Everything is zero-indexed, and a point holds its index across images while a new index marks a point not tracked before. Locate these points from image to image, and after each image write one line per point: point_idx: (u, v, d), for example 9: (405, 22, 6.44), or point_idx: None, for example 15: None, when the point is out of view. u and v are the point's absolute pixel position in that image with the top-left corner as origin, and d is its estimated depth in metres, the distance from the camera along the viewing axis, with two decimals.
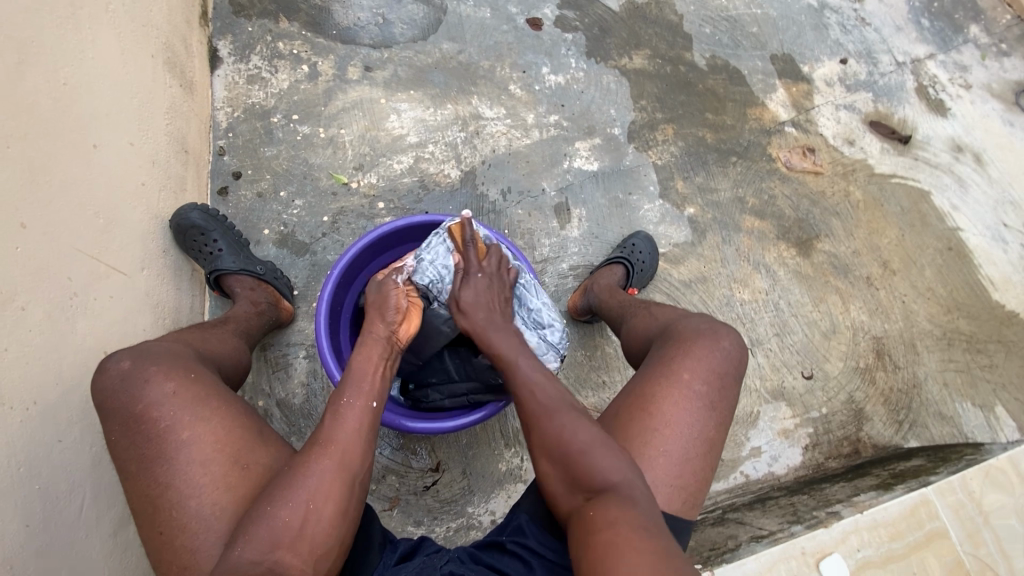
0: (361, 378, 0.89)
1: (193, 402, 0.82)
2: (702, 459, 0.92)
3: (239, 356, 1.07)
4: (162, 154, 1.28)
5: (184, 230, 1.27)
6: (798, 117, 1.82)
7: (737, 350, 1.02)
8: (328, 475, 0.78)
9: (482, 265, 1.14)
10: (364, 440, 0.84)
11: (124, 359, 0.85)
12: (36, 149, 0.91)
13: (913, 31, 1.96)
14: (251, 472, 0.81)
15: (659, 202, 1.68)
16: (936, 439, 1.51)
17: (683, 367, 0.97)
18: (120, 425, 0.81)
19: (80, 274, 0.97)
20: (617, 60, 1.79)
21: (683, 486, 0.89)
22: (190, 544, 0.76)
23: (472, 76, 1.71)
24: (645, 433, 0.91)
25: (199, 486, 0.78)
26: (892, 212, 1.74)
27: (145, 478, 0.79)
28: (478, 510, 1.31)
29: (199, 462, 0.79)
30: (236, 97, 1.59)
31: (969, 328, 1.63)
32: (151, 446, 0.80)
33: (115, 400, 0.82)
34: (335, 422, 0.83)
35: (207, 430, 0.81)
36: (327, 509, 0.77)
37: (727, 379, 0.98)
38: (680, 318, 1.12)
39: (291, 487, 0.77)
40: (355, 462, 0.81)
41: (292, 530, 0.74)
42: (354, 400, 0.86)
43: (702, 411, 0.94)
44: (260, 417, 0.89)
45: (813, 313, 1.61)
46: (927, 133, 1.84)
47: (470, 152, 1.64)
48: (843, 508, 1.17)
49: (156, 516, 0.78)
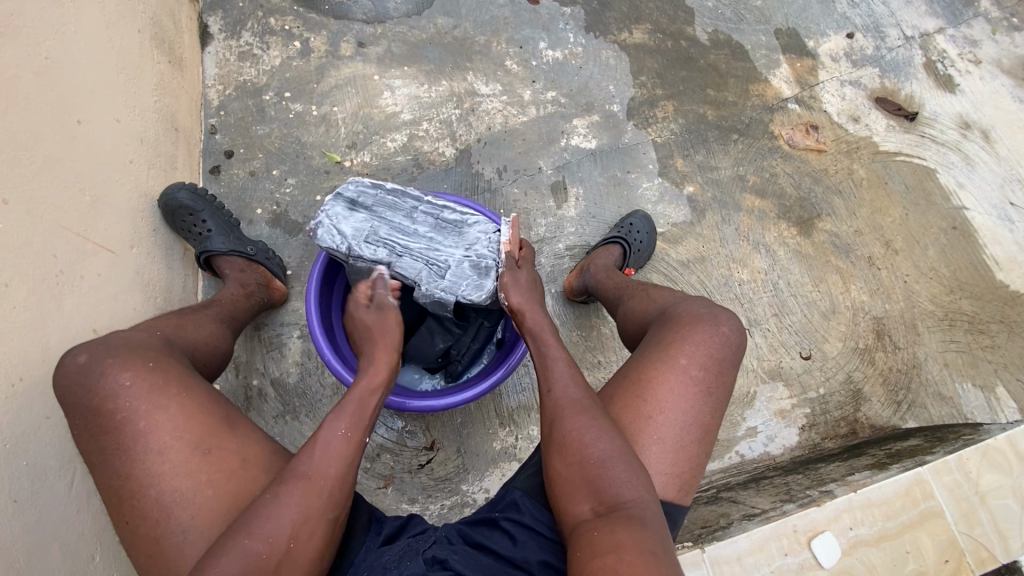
0: (344, 412, 0.84)
1: (151, 391, 0.81)
2: (696, 446, 0.91)
3: (218, 343, 1.06)
4: (151, 132, 1.26)
5: (172, 210, 1.25)
6: (802, 94, 1.78)
7: (736, 336, 1.00)
8: (310, 507, 0.75)
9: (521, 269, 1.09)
10: (346, 475, 0.79)
11: (81, 353, 0.83)
12: (18, 125, 0.90)
13: (922, 4, 1.90)
14: (215, 460, 0.80)
15: (658, 181, 1.65)
16: (935, 419, 1.49)
17: (680, 352, 0.95)
18: (81, 417, 0.81)
19: (66, 252, 0.96)
20: (617, 35, 1.75)
21: (677, 473, 0.88)
22: (156, 532, 0.76)
23: (467, 52, 1.67)
24: (639, 419, 0.90)
25: (159, 474, 0.77)
26: (897, 191, 1.71)
27: (109, 470, 0.79)
28: (472, 488, 1.31)
29: (157, 450, 0.78)
30: (228, 74, 1.57)
31: (972, 309, 1.61)
32: (111, 437, 0.79)
33: (74, 395, 0.81)
34: (318, 455, 0.79)
35: (165, 418, 0.80)
36: (308, 543, 0.74)
37: (725, 365, 0.96)
38: (679, 301, 1.09)
39: (266, 515, 0.74)
40: (337, 497, 0.78)
41: (269, 561, 0.71)
42: (336, 434, 0.81)
43: (698, 397, 0.92)
44: (227, 403, 0.87)
45: (813, 293, 1.59)
46: (934, 109, 1.79)
47: (465, 130, 1.61)
48: (837, 486, 1.16)
49: (122, 506, 0.78)
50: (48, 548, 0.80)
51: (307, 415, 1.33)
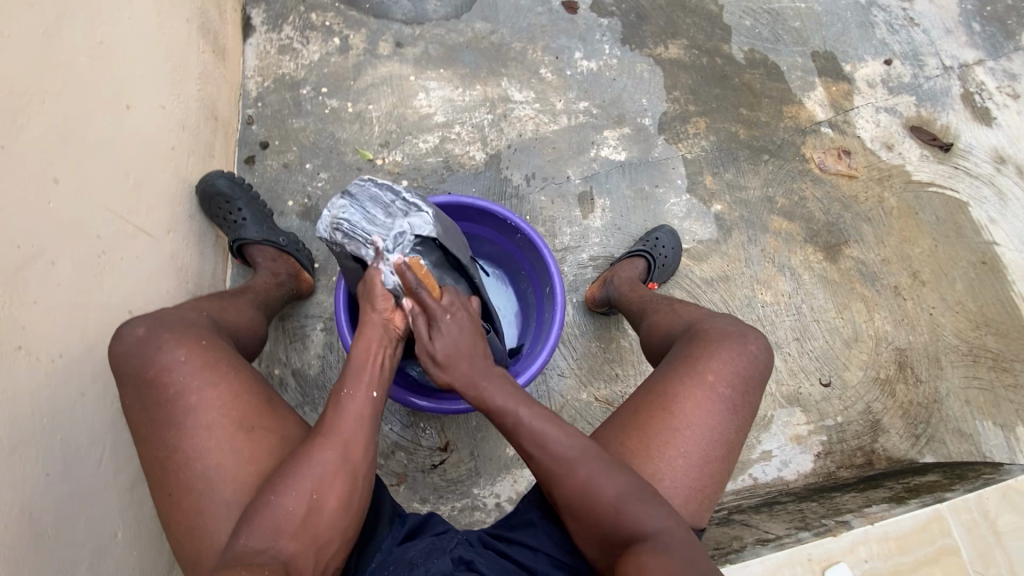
0: (359, 369, 0.87)
1: (203, 368, 0.83)
2: (720, 462, 0.91)
3: (256, 326, 1.08)
4: (192, 120, 1.28)
5: (209, 197, 1.28)
6: (835, 118, 1.77)
7: (764, 356, 1.00)
8: (331, 467, 0.79)
9: (444, 306, 0.93)
10: (366, 432, 0.83)
11: (140, 326, 0.85)
12: (72, 107, 0.92)
13: (963, 35, 1.88)
14: (257, 437, 0.82)
15: (686, 197, 1.65)
16: (953, 456, 1.47)
17: (708, 369, 0.95)
18: (131, 388, 0.82)
19: (108, 233, 0.98)
20: (652, 49, 1.75)
21: (700, 487, 0.88)
22: (197, 504, 0.78)
23: (503, 58, 1.68)
24: (665, 431, 0.90)
25: (205, 449, 0.79)
26: (927, 222, 1.69)
27: (155, 442, 0.80)
28: (483, 491, 1.31)
29: (205, 425, 0.80)
30: (267, 66, 1.59)
31: (997, 346, 1.58)
32: (161, 410, 0.81)
33: (127, 365, 0.82)
34: (339, 414, 0.83)
35: (214, 395, 0.82)
36: (331, 500, 0.78)
37: (752, 383, 0.97)
38: (706, 318, 1.09)
39: (292, 474, 0.77)
40: (357, 454, 0.81)
41: (296, 518, 0.75)
42: (354, 391, 0.85)
43: (725, 414, 0.92)
44: (269, 384, 0.89)
45: (835, 320, 1.58)
46: (970, 141, 1.77)
47: (497, 135, 1.62)
48: (853, 518, 1.15)
49: (164, 478, 0.79)
50: (75, 522, 0.82)
51: (325, 408, 1.34)
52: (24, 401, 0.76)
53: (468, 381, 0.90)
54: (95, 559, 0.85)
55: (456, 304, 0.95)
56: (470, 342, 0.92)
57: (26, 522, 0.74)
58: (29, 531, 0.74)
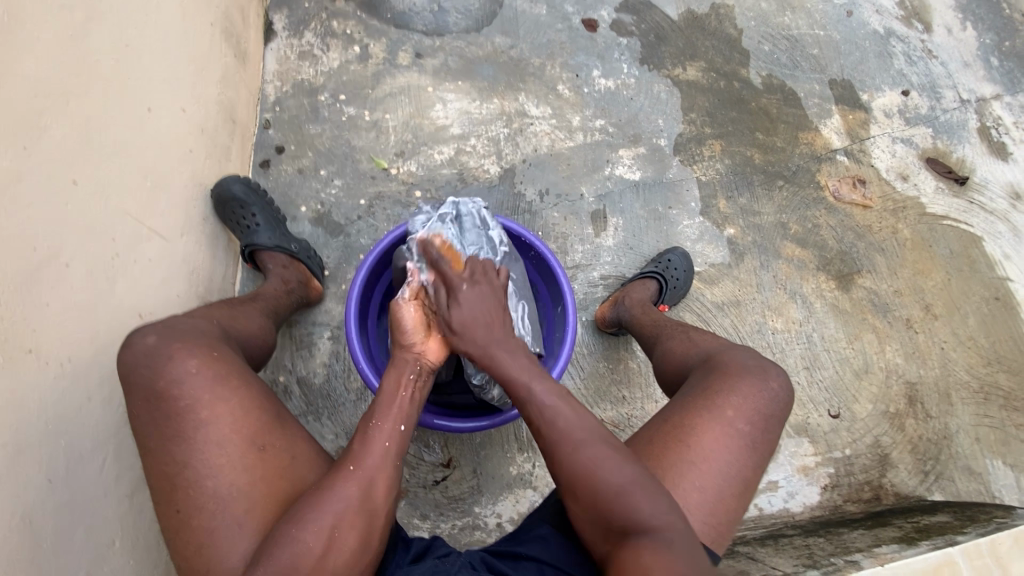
0: (388, 401, 0.88)
1: (214, 381, 0.81)
2: (736, 500, 0.89)
3: (265, 335, 1.07)
4: (211, 123, 1.28)
5: (224, 201, 1.28)
6: (851, 147, 1.76)
7: (785, 392, 0.98)
8: (353, 504, 0.78)
9: (467, 275, 0.97)
10: (390, 466, 0.84)
11: (151, 334, 0.84)
12: (94, 108, 0.91)
13: (981, 69, 1.88)
14: (272, 455, 0.81)
15: (699, 220, 1.64)
16: (962, 495, 1.45)
17: (728, 403, 0.94)
18: (140, 400, 0.80)
19: (124, 235, 0.97)
20: (671, 70, 1.75)
21: (713, 523, 0.87)
22: (207, 523, 0.76)
23: (521, 73, 1.68)
24: (681, 464, 0.89)
25: (216, 465, 0.78)
26: (941, 255, 1.67)
27: (164, 456, 0.78)
28: (484, 511, 1.29)
29: (216, 442, 0.79)
30: (287, 71, 1.60)
31: (1009, 384, 1.57)
32: (171, 423, 0.79)
33: (137, 375, 0.81)
34: (365, 445, 0.83)
35: (226, 410, 0.80)
36: (349, 539, 0.77)
37: (771, 420, 0.95)
38: (726, 349, 1.07)
39: (315, 508, 0.76)
40: (378, 495, 0.81)
41: (314, 554, 0.74)
42: (382, 423, 0.86)
43: (742, 450, 0.91)
44: (280, 401, 0.88)
45: (846, 350, 1.56)
46: (985, 176, 1.76)
47: (512, 149, 1.62)
48: (863, 557, 1.12)
49: (173, 494, 0.78)
50: (73, 530, 0.80)
51: (329, 417, 1.33)
52: (30, 406, 0.75)
53: (482, 348, 0.92)
54: (92, 568, 0.83)
55: (479, 273, 0.98)
56: (483, 313, 0.94)
57: (25, 529, 0.72)
58: (28, 540, 0.72)
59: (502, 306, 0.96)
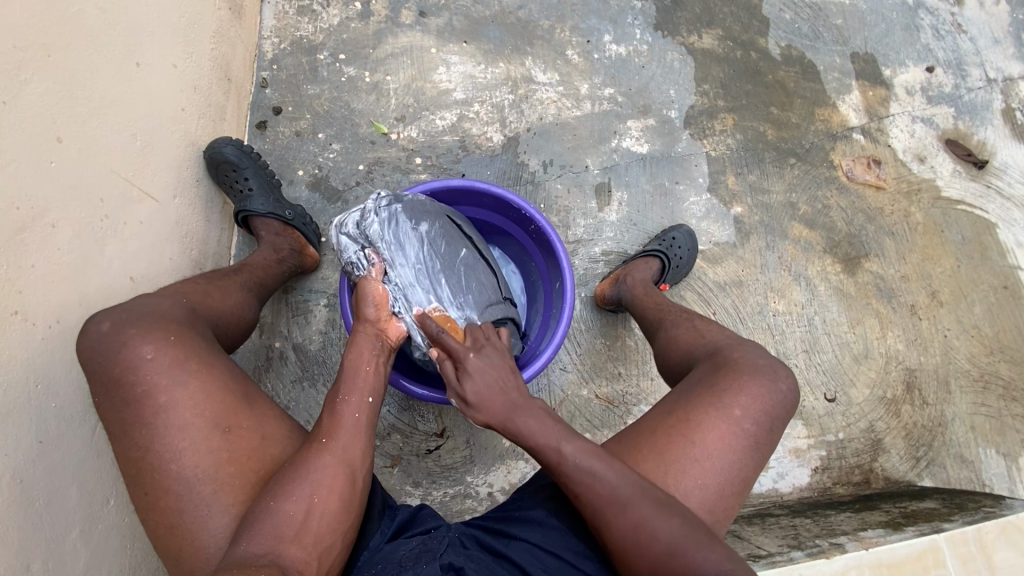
0: (353, 375, 0.90)
1: (171, 365, 0.80)
2: (734, 498, 0.89)
3: (244, 312, 1.06)
4: (204, 81, 1.24)
5: (216, 163, 1.25)
6: (869, 125, 1.70)
7: (792, 395, 0.97)
8: (331, 472, 0.81)
9: (469, 346, 0.94)
10: (363, 438, 0.86)
11: (105, 321, 0.83)
12: (79, 62, 0.88)
13: (1011, 46, 1.79)
14: (239, 436, 0.81)
15: (706, 196, 1.60)
16: (952, 482, 1.46)
17: (736, 402, 0.92)
18: (99, 386, 0.80)
19: (113, 196, 0.95)
20: (685, 37, 1.68)
21: (709, 521, 0.87)
22: (175, 505, 0.77)
23: (529, 35, 1.61)
24: (683, 461, 0.88)
25: (179, 450, 0.78)
26: (952, 241, 1.63)
27: (126, 442, 0.79)
28: (476, 480, 1.31)
29: (177, 426, 0.79)
30: (285, 28, 1.53)
31: (1009, 374, 1.55)
32: (130, 410, 0.79)
33: (93, 362, 0.80)
34: (335, 421, 0.86)
35: (185, 394, 0.80)
36: (330, 504, 0.79)
37: (776, 421, 0.94)
38: (735, 345, 1.05)
39: (290, 481, 0.79)
40: (356, 457, 0.84)
41: (296, 522, 0.76)
42: (349, 397, 0.88)
43: (746, 451, 0.90)
44: (247, 377, 0.88)
45: (847, 334, 1.54)
46: (1005, 160, 1.70)
47: (516, 117, 1.57)
48: (848, 541, 1.14)
49: (139, 477, 0.78)
50: (66, 490, 0.82)
51: (324, 385, 1.33)
52: (15, 369, 0.74)
53: (500, 421, 0.90)
54: (86, 527, 0.85)
55: (480, 340, 0.96)
56: (497, 376, 0.92)
57: (16, 490, 0.73)
58: (20, 503, 0.73)
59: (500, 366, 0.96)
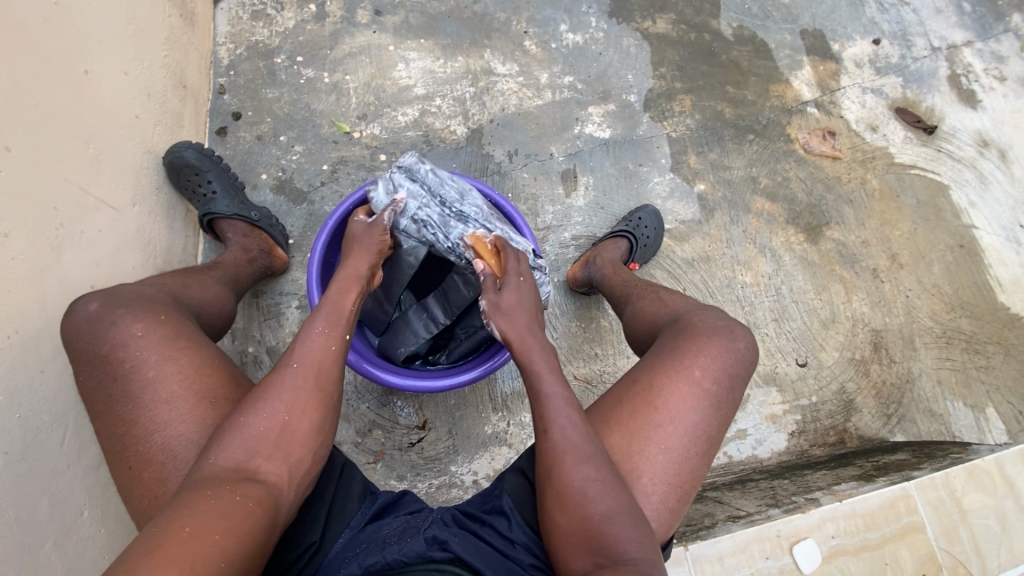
0: (335, 305, 0.92)
1: (162, 343, 0.81)
2: (700, 457, 0.91)
3: (223, 304, 1.06)
4: (158, 88, 1.23)
5: (177, 169, 1.23)
6: (822, 98, 1.75)
7: (750, 352, 1.00)
8: (305, 391, 0.81)
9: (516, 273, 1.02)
10: (338, 363, 0.86)
11: (92, 303, 0.84)
12: (23, 71, 0.87)
13: (953, 16, 1.86)
14: (221, 406, 0.80)
15: (670, 176, 1.63)
16: (922, 435, 1.51)
17: (695, 364, 0.95)
18: (87, 365, 0.81)
19: (68, 204, 0.94)
20: (640, 22, 1.71)
21: (677, 482, 0.89)
22: (157, 479, 0.76)
23: (486, 29, 1.63)
24: (648, 426, 0.90)
25: (166, 421, 0.78)
26: (908, 205, 1.69)
27: (113, 417, 0.78)
28: (461, 469, 1.32)
29: (164, 398, 0.78)
30: (239, 33, 1.53)
31: (970, 328, 1.61)
32: (117, 386, 0.79)
33: (82, 341, 0.81)
34: (310, 340, 0.85)
35: (173, 369, 0.80)
36: (304, 427, 0.79)
37: (736, 379, 0.97)
38: (695, 310, 1.08)
39: (263, 400, 0.78)
40: (330, 382, 0.84)
41: (267, 440, 0.76)
42: (330, 323, 0.88)
43: (708, 411, 0.92)
44: (231, 359, 0.87)
45: (814, 301, 1.58)
46: (954, 124, 1.77)
47: (479, 110, 1.58)
48: (823, 494, 1.19)
49: (124, 454, 0.78)
50: (36, 502, 0.80)
51: None
52: None
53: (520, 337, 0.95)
54: (59, 537, 0.84)
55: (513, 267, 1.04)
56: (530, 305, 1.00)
57: None
58: None
59: (538, 304, 1.03)
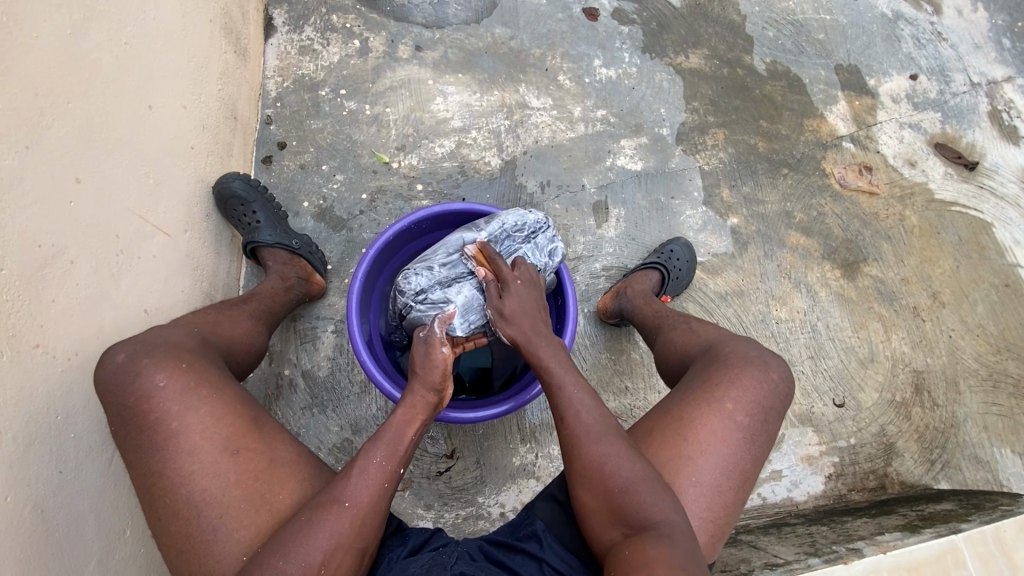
0: (393, 440, 0.86)
1: (184, 391, 0.83)
2: (734, 493, 0.89)
3: (254, 339, 1.09)
4: (212, 120, 1.29)
5: (225, 198, 1.29)
6: (858, 133, 1.74)
7: (785, 383, 0.98)
8: (343, 541, 0.76)
9: (515, 272, 1.07)
10: (381, 508, 0.82)
11: (120, 352, 0.86)
12: (94, 107, 0.92)
13: (992, 51, 1.84)
14: (246, 460, 0.82)
15: (702, 209, 1.63)
16: (969, 483, 1.44)
17: (728, 397, 0.93)
18: (115, 414, 0.83)
19: (128, 231, 0.99)
20: (672, 58, 1.74)
21: (712, 517, 0.87)
22: (185, 529, 0.79)
23: (521, 64, 1.68)
24: (679, 458, 0.89)
25: (189, 473, 0.80)
26: (949, 242, 1.65)
27: (139, 466, 0.81)
28: (488, 500, 1.31)
29: (187, 450, 0.81)
30: (287, 67, 1.60)
31: (1018, 371, 1.55)
32: (142, 436, 0.81)
33: (109, 392, 0.83)
34: (360, 481, 0.81)
35: (195, 419, 0.82)
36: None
37: (771, 413, 0.95)
38: (728, 340, 1.06)
39: (298, 542, 0.75)
40: (367, 534, 0.79)
41: None
42: (382, 464, 0.83)
43: (741, 445, 0.91)
44: (254, 403, 0.89)
45: (851, 339, 1.55)
46: (996, 161, 1.73)
47: (513, 142, 1.61)
48: (865, 545, 1.14)
49: (152, 501, 0.80)
50: (84, 522, 0.83)
51: (333, 410, 1.35)
52: (39, 401, 0.77)
53: (526, 339, 0.99)
54: (103, 557, 0.86)
55: (524, 273, 1.08)
56: (533, 305, 1.03)
57: (38, 519, 0.74)
58: (42, 530, 0.75)
59: (538, 303, 1.05)
